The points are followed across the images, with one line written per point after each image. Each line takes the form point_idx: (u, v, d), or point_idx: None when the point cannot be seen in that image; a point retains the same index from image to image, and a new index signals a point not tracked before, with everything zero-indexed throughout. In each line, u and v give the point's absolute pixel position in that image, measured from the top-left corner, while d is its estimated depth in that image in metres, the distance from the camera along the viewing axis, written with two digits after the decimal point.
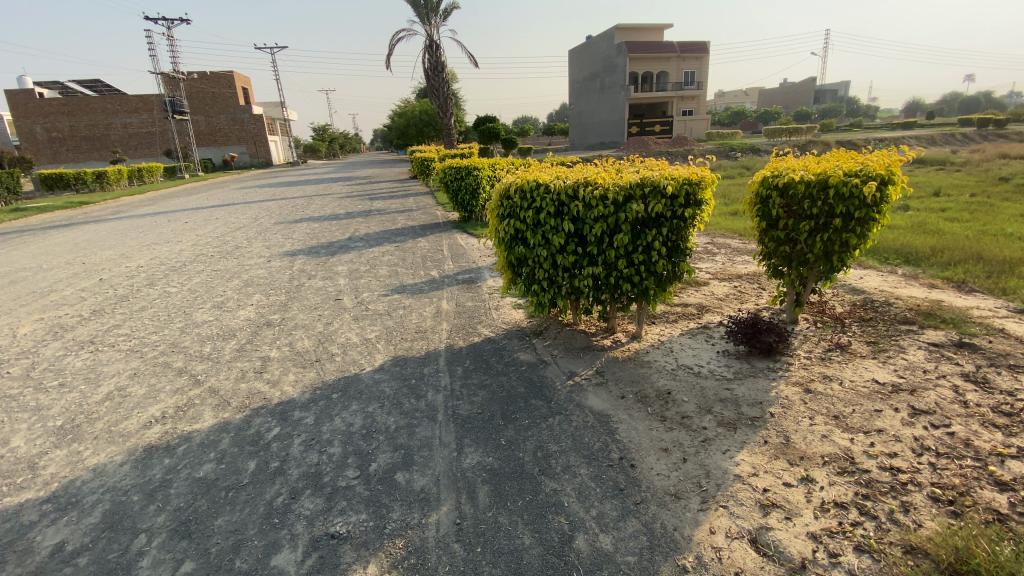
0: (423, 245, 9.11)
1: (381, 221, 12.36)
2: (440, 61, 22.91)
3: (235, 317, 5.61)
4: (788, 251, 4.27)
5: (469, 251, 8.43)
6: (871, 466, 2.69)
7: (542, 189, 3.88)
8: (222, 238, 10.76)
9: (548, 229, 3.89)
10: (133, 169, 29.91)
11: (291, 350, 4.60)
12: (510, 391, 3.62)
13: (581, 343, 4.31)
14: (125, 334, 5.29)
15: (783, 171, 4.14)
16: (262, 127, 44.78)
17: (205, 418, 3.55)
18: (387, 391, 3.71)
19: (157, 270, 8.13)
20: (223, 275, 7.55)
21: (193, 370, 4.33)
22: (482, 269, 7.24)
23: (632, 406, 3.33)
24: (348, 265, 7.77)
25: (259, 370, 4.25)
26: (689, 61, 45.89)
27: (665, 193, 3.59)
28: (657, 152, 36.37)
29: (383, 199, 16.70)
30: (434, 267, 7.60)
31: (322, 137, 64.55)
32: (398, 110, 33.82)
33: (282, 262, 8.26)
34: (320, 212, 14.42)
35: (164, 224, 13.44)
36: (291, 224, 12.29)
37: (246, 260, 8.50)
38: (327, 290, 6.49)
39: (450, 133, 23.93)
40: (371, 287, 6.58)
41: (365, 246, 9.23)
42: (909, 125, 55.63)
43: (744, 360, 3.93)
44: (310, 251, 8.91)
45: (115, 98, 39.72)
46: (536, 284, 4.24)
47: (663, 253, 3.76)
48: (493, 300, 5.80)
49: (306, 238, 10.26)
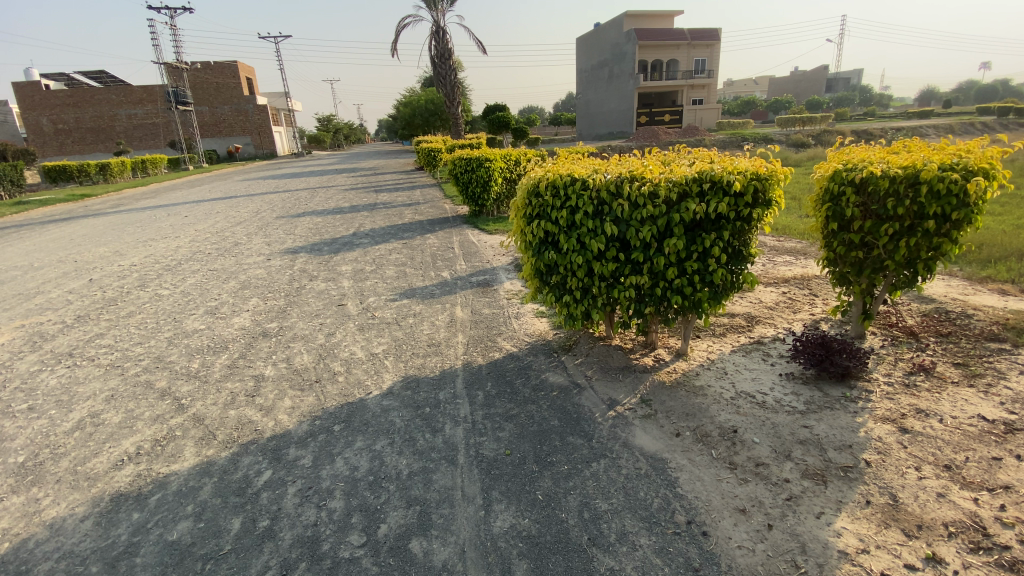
0: (432, 242, 8.56)
1: (387, 215, 11.80)
2: (447, 48, 22.26)
3: (228, 326, 5.08)
4: (862, 256, 3.70)
5: (481, 250, 7.87)
6: (1010, 539, 2.14)
7: (579, 186, 3.30)
8: (222, 233, 10.25)
9: (585, 233, 3.32)
10: (136, 160, 29.44)
11: (288, 368, 4.07)
12: (543, 425, 3.07)
13: (618, 362, 3.75)
14: (107, 345, 4.77)
15: (858, 164, 3.57)
16: (266, 118, 44.27)
17: (185, 456, 3.02)
18: (398, 423, 3.17)
19: (151, 269, 7.63)
20: (220, 276, 7.02)
21: (177, 392, 3.80)
22: (497, 270, 6.68)
23: (692, 447, 2.80)
24: (353, 265, 7.22)
25: (251, 393, 3.71)
26: (700, 48, 44.82)
27: (728, 190, 3.01)
28: (668, 143, 35.49)
29: (388, 192, 16.11)
30: (445, 267, 7.05)
31: (327, 128, 64.04)
32: (403, 100, 33.16)
33: (283, 261, 7.72)
34: (323, 205, 13.85)
35: (163, 219, 12.93)
36: (294, 218, 11.74)
37: (244, 259, 7.97)
38: (330, 294, 5.95)
39: (457, 122, 23.26)
40: (377, 290, 6.03)
41: (372, 244, 8.69)
42: (926, 113, 54.24)
43: (814, 387, 3.37)
44: (313, 249, 8.38)
45: (119, 89, 39.36)
46: (568, 294, 3.69)
47: (721, 260, 3.19)
48: (512, 307, 5.24)
49: (309, 235, 9.73)
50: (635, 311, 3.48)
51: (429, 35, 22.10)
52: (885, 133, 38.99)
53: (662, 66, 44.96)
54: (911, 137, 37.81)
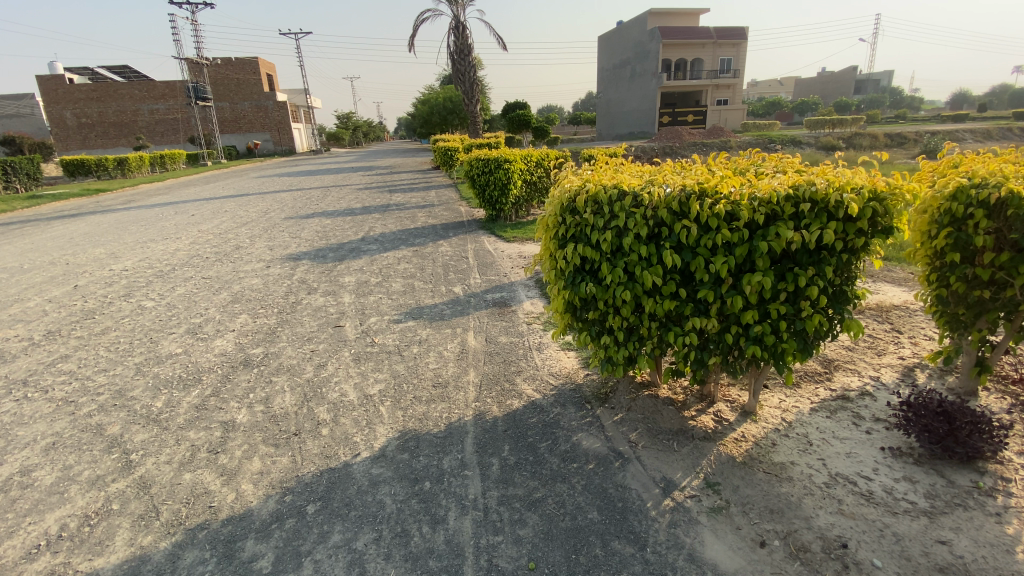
0: (445, 250, 7.86)
1: (399, 218, 11.13)
2: (466, 43, 21.52)
3: (207, 351, 4.42)
4: (987, 297, 2.87)
5: (499, 261, 7.12)
6: None
7: (629, 202, 2.53)
8: (225, 235, 9.69)
9: (636, 262, 2.56)
10: (155, 155, 29.46)
11: (264, 412, 3.38)
12: (578, 519, 2.32)
13: (669, 423, 2.99)
14: (68, 373, 4.14)
15: (991, 179, 2.74)
16: (285, 114, 44.13)
17: (115, 546, 2.35)
18: (389, 507, 2.45)
19: (142, 276, 7.05)
20: (211, 285, 6.40)
21: (130, 443, 3.13)
22: (516, 286, 5.93)
23: (786, 569, 2.04)
24: (357, 276, 6.53)
25: (214, 448, 3.02)
26: (726, 47, 43.58)
27: (836, 212, 2.25)
28: (692, 144, 34.36)
29: (402, 192, 15.44)
30: (458, 280, 6.32)
31: (346, 125, 63.97)
32: (422, 98, 32.66)
33: (283, 269, 7.08)
34: (334, 205, 13.25)
35: (169, 218, 12.47)
36: (302, 219, 11.15)
37: (242, 265, 7.35)
38: (327, 312, 5.26)
39: (475, 120, 22.50)
40: (381, 308, 5.32)
41: (379, 251, 8.01)
42: (960, 116, 52.17)
43: (932, 472, 2.59)
44: (316, 256, 7.73)
45: (142, 84, 39.56)
46: (608, 332, 2.94)
47: (818, 303, 2.44)
48: (533, 335, 4.48)
49: (315, 238, 9.10)
50: (695, 360, 2.74)
51: (448, 29, 21.37)
52: (920, 137, 37.29)
53: (687, 65, 43.73)
54: (949, 142, 36.07)
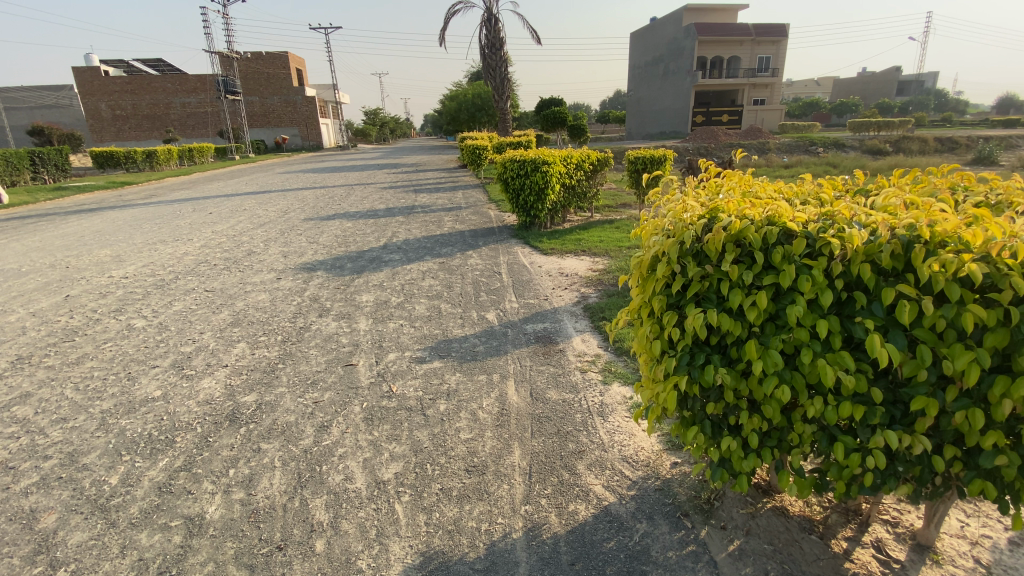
0: (475, 263, 6.97)
1: (424, 221, 10.31)
2: (498, 36, 20.68)
3: (188, 397, 3.61)
4: None
5: (536, 279, 6.19)
6: None
7: (802, 248, 1.60)
8: (239, 237, 9.00)
9: (804, 342, 1.65)
10: (184, 148, 29.44)
11: (243, 505, 2.54)
12: None
13: (813, 567, 2.07)
14: (19, 422, 3.39)
15: None
16: (314, 109, 43.99)
17: None
18: None
19: (142, 285, 6.36)
20: (213, 301, 5.64)
21: (61, 549, 2.32)
22: (561, 314, 4.98)
23: None
24: (376, 294, 5.68)
25: (167, 568, 2.19)
26: (765, 45, 41.89)
27: None
28: (728, 145, 32.85)
29: (428, 193, 14.63)
30: (492, 303, 5.41)
31: (373, 121, 63.88)
32: (450, 95, 32.02)
33: (294, 282, 6.28)
34: (357, 206, 12.52)
35: (185, 215, 11.91)
36: (321, 221, 10.40)
37: (250, 276, 6.58)
38: (338, 343, 4.40)
39: (505, 117, 21.56)
40: (401, 339, 4.45)
41: (402, 262, 7.15)
42: (1016, 120, 49.13)
43: None
44: (333, 266, 6.94)
45: (175, 78, 39.91)
46: (729, 429, 2.04)
47: None
48: (592, 390, 3.53)
49: (333, 244, 8.33)
50: (870, 485, 1.84)
51: (480, 21, 20.44)
52: (975, 142, 34.94)
53: (724, 63, 42.11)
54: (1007, 149, 33.73)
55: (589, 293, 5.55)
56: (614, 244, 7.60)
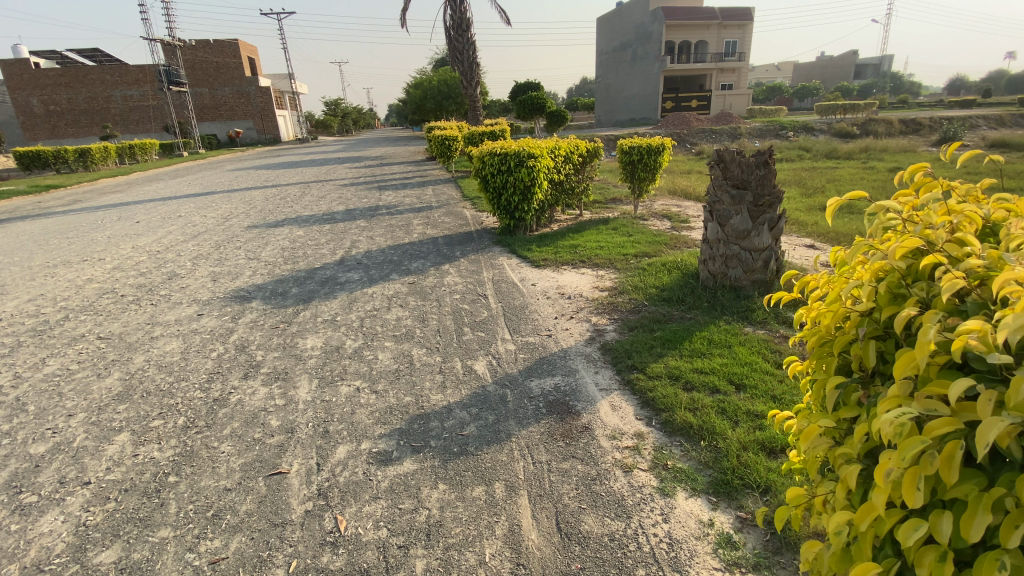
0: (453, 283, 5.67)
1: (390, 226, 8.93)
2: (464, 17, 19.12)
3: (9, 560, 2.24)
4: None
5: (532, 304, 4.94)
6: None
7: None
8: (163, 254, 7.43)
9: None
10: (124, 145, 26.80)
11: None
12: None
13: None
14: None
15: None
16: (269, 100, 41.28)
17: None
18: None
19: (15, 332, 4.83)
20: (103, 356, 4.20)
21: None
22: (573, 361, 3.75)
23: None
24: (326, 336, 4.33)
25: None
26: (732, 28, 41.34)
27: None
28: (702, 130, 32.10)
29: (393, 189, 13.17)
30: (479, 344, 4.11)
31: (335, 112, 61.19)
32: (414, 82, 30.13)
33: (220, 320, 4.85)
34: (312, 208, 11.00)
35: (108, 225, 10.16)
36: (268, 229, 8.87)
37: (163, 312, 5.11)
38: (264, 428, 3.05)
39: (474, 104, 20.01)
40: (356, 416, 3.11)
41: (362, 283, 5.77)
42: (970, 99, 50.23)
43: None
44: (273, 293, 5.51)
45: (113, 69, 36.69)
46: None
47: None
48: (646, 511, 2.33)
49: (278, 260, 6.88)
50: None
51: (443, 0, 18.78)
52: (940, 123, 35.07)
53: (692, 47, 41.44)
54: (971, 129, 33.98)
55: (602, 324, 4.35)
56: (617, 251, 6.39)
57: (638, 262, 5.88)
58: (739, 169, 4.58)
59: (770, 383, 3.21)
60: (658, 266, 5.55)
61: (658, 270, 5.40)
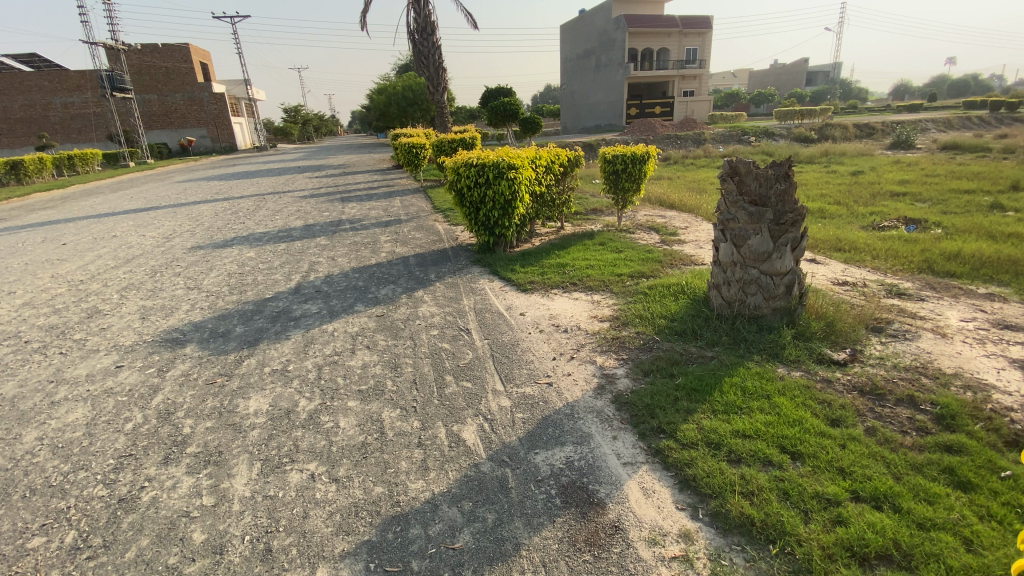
0: (429, 314, 4.93)
1: (355, 244, 8.09)
2: (429, 21, 18.36)
3: None
4: None
5: (524, 340, 4.25)
6: None
7: None
8: (87, 285, 6.40)
9: None
10: (62, 156, 24.78)
11: None
12: None
13: None
14: None
15: None
16: (223, 107, 39.45)
17: None
18: None
19: None
20: None
21: None
22: (583, 420, 3.07)
23: None
24: (275, 394, 3.52)
25: None
26: (693, 36, 41.98)
27: None
28: (669, 136, 32.24)
29: (358, 201, 12.30)
30: (467, 398, 3.40)
31: (295, 120, 59.29)
32: (377, 88, 29.18)
33: (145, 373, 3.96)
34: (267, 224, 10.02)
35: (30, 248, 8.94)
36: (216, 251, 7.90)
37: (72, 364, 4.17)
38: (182, 549, 2.24)
39: (441, 111, 19.27)
40: (313, 523, 2.34)
41: (321, 318, 4.94)
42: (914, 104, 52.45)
43: None
44: (215, 335, 4.64)
45: (50, 74, 34.26)
46: None
47: None
48: None
49: (224, 289, 5.97)
50: None
51: None
52: (891, 127, 36.36)
53: (655, 54, 41.87)
54: (919, 132, 35.29)
55: (610, 365, 3.70)
56: (610, 271, 5.79)
57: (636, 284, 5.28)
58: (756, 183, 3.98)
59: (830, 450, 2.61)
60: (661, 289, 4.95)
61: (662, 294, 4.81)
